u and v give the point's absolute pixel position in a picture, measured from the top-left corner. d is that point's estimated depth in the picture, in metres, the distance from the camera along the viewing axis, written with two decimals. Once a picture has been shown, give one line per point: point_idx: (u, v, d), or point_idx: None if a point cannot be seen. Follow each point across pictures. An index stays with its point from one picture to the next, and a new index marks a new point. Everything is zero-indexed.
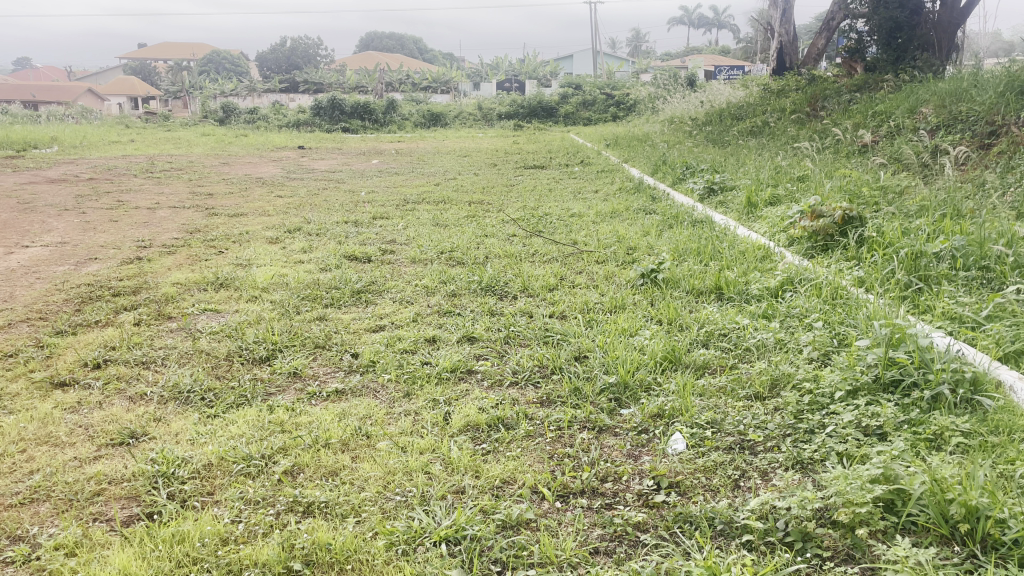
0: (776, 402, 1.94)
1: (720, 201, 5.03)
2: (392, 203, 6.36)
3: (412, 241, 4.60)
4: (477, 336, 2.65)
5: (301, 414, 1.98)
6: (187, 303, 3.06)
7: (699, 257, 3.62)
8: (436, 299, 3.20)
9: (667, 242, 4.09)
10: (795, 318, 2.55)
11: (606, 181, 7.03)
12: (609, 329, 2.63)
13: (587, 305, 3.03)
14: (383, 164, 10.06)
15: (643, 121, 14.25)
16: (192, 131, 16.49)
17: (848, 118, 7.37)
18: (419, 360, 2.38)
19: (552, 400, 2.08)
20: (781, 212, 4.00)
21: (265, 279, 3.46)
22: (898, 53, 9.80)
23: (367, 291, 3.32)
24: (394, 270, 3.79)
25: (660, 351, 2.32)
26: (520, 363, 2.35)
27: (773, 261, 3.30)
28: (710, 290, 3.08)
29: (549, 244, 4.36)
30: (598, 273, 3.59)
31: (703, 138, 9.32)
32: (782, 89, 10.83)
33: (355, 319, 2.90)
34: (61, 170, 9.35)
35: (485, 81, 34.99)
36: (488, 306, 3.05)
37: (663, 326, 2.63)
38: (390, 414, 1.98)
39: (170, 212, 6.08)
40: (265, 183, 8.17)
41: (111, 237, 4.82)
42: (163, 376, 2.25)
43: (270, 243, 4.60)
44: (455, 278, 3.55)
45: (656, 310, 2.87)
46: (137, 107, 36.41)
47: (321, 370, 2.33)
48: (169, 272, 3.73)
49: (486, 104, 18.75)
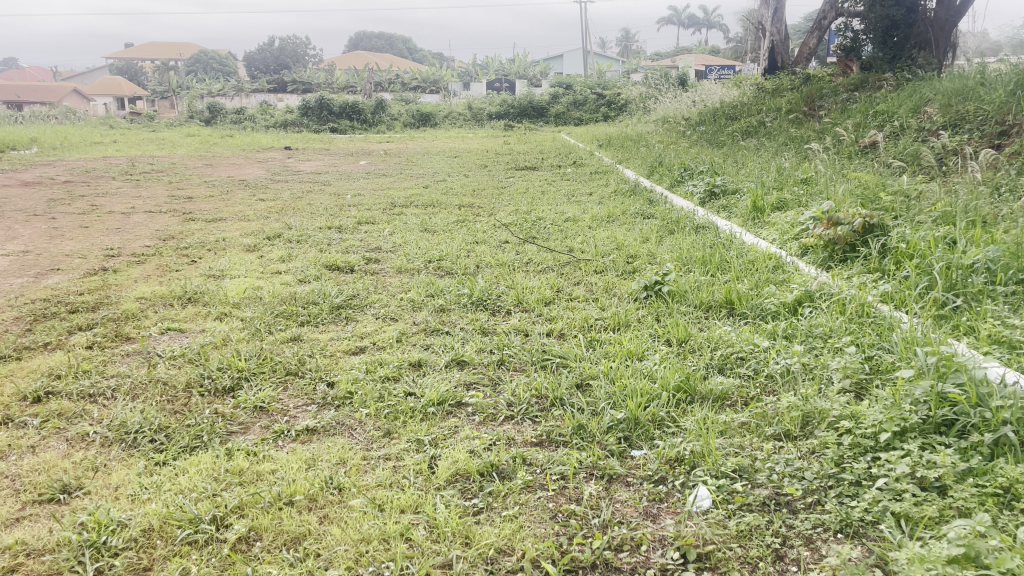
0: (810, 444, 1.69)
1: (723, 205, 4.78)
2: (378, 207, 6.09)
3: (398, 249, 4.33)
4: (468, 360, 2.39)
5: (263, 461, 1.71)
6: (148, 322, 2.78)
7: (706, 267, 3.38)
8: (421, 315, 2.93)
9: (669, 250, 3.84)
10: (820, 340, 2.30)
11: (600, 182, 6.77)
12: (614, 353, 2.38)
13: (588, 322, 2.78)
14: (371, 165, 9.79)
15: (636, 120, 14.01)
16: (177, 131, 16.18)
17: (848, 118, 7.14)
18: (401, 390, 2.11)
19: (552, 440, 1.82)
20: (791, 218, 3.75)
21: (236, 293, 3.18)
22: (895, 51, 9.60)
23: (347, 307, 3.05)
24: (377, 281, 3.53)
25: (673, 378, 2.07)
26: (516, 394, 2.09)
27: (786, 272, 3.06)
28: (721, 305, 2.84)
29: (544, 252, 4.11)
30: (597, 285, 3.34)
31: (699, 138, 9.08)
32: (777, 88, 10.62)
33: (332, 340, 2.63)
34: (37, 173, 9.02)
35: (474, 81, 34.70)
36: (479, 324, 2.79)
37: (673, 348, 2.39)
38: (367, 459, 1.72)
39: (144, 217, 5.79)
40: (247, 186, 7.87)
41: (78, 246, 4.53)
42: (110, 413, 1.98)
43: (247, 251, 4.33)
44: (442, 291, 3.29)
45: (664, 327, 2.63)
46: (123, 106, 36.02)
47: (291, 403, 2.06)
48: (135, 285, 3.45)
49: (475, 104, 18.48)
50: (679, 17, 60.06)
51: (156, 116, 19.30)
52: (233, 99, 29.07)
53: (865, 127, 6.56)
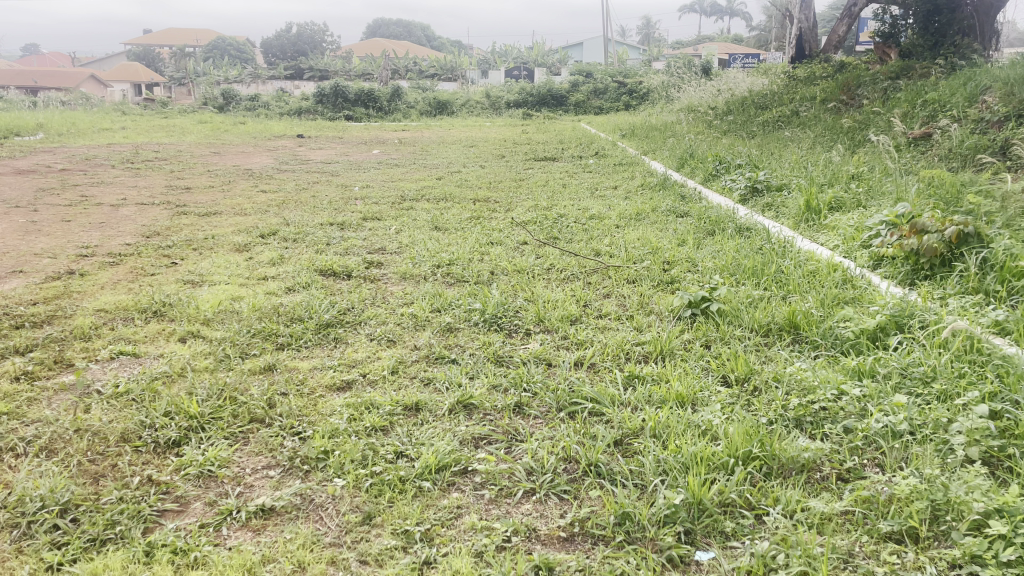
0: (949, 557, 1.23)
1: (768, 203, 4.27)
2: (386, 201, 5.63)
3: (403, 251, 3.86)
4: (477, 402, 1.92)
5: (194, 567, 1.26)
6: (96, 344, 2.33)
7: (759, 281, 2.89)
8: (424, 337, 2.47)
9: (712, 256, 3.36)
10: (923, 388, 1.82)
11: (625, 176, 6.27)
12: (659, 398, 1.91)
13: (625, 349, 2.31)
14: (383, 154, 9.36)
15: (660, 109, 13.48)
16: (188, 118, 15.81)
17: (895, 107, 6.61)
18: (391, 450, 1.65)
19: (587, 534, 1.36)
20: (855, 221, 3.26)
21: (210, 305, 2.72)
22: (937, 37, 9.00)
23: (337, 325, 2.58)
24: (377, 291, 3.07)
25: (743, 440, 1.59)
26: (538, 457, 1.62)
27: (860, 288, 2.59)
28: (783, 329, 2.39)
29: (567, 256, 3.63)
30: (631, 298, 2.88)
31: (729, 128, 8.55)
32: (810, 75, 10.06)
33: (314, 371, 2.17)
34: (34, 160, 8.64)
35: (493, 69, 34.14)
36: (493, 350, 2.33)
37: (734, 390, 1.92)
38: (336, 565, 1.27)
39: (134, 209, 5.35)
40: (251, 176, 7.43)
41: (52, 243, 4.10)
42: (11, 480, 1.53)
43: (235, 252, 3.88)
44: (450, 305, 2.82)
45: (719, 359, 2.16)
46: (139, 92, 35.80)
47: (248, 466, 1.61)
48: (99, 293, 3.01)
49: (494, 92, 18.01)
50: (700, 5, 59.18)
51: (170, 102, 18.97)
52: (249, 86, 28.79)
53: (914, 118, 6.02)
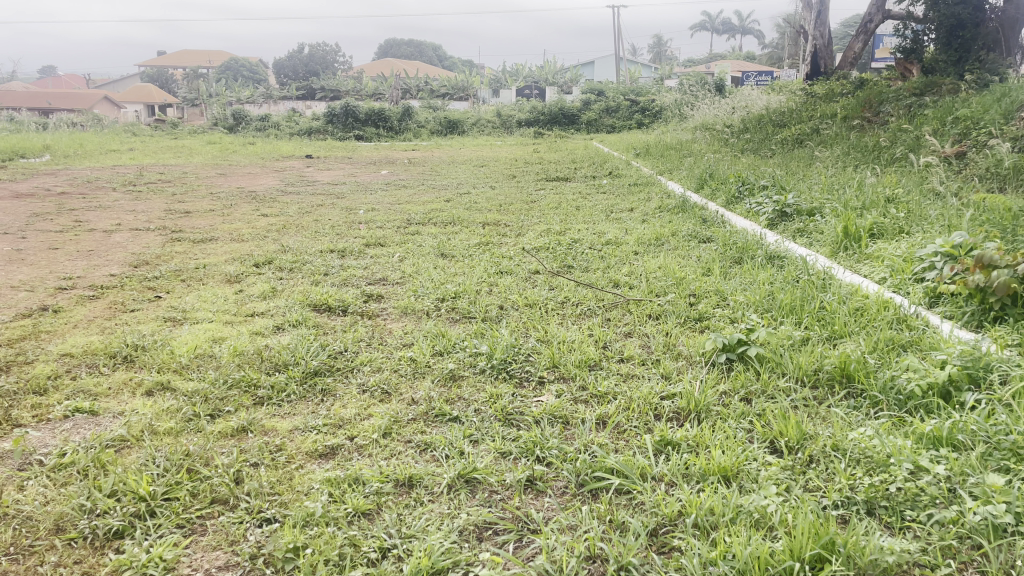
0: None
1: (798, 229, 3.97)
2: (391, 225, 5.36)
3: (406, 282, 3.59)
4: (482, 477, 1.62)
5: None
6: (51, 399, 2.05)
7: (799, 319, 2.59)
8: (424, 388, 2.17)
9: (742, 288, 3.06)
10: (1019, 462, 1.52)
11: (641, 197, 5.98)
12: (699, 472, 1.60)
13: (654, 404, 2.01)
14: (391, 175, 9.11)
15: (674, 128, 13.21)
16: (199, 138, 15.69)
17: (923, 124, 6.30)
18: (375, 547, 1.36)
19: None
20: (904, 250, 2.96)
21: (186, 350, 2.44)
22: (961, 52, 8.68)
23: (326, 373, 2.29)
24: (374, 329, 2.78)
25: (809, 538, 1.29)
26: (554, 558, 1.33)
27: (920, 331, 2.28)
28: (833, 380, 2.08)
29: (582, 288, 3.33)
30: (657, 339, 2.57)
31: (748, 147, 8.25)
32: (829, 92, 9.76)
33: (295, 432, 1.88)
34: (34, 183, 8.43)
35: (504, 88, 34.07)
36: (501, 405, 2.03)
37: (787, 462, 1.62)
38: None
39: (128, 236, 5.10)
40: (254, 198, 7.20)
41: (34, 274, 3.85)
42: None
43: (225, 284, 3.61)
44: (455, 347, 2.53)
45: (764, 421, 1.86)
46: (152, 114, 35.95)
47: (201, 568, 1.32)
48: (70, 332, 2.74)
49: (505, 111, 17.80)
50: (712, 24, 59.11)
51: (180, 122, 18.87)
52: (262, 106, 28.74)
53: (945, 136, 5.71)
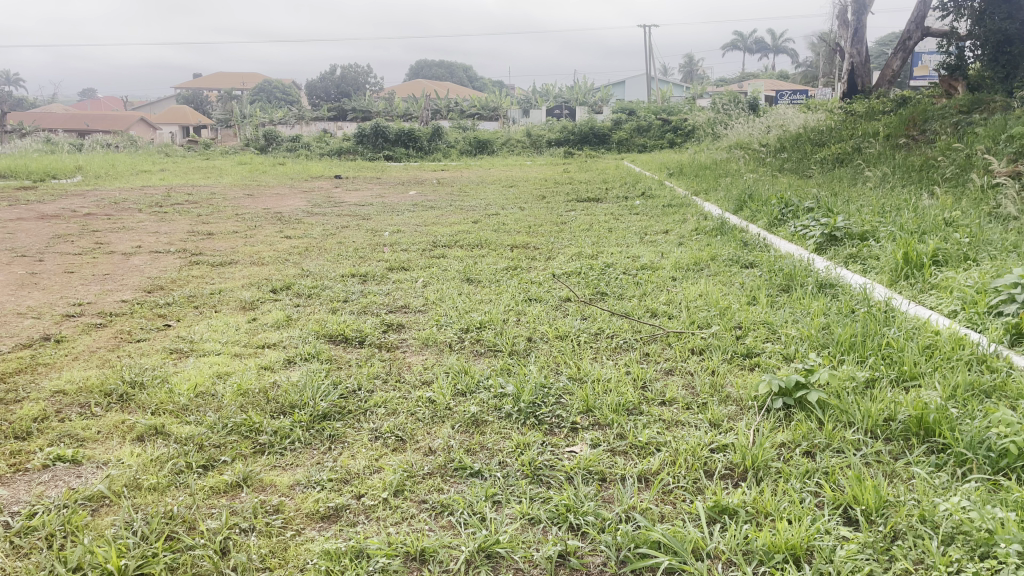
0: None
1: (850, 254, 3.69)
2: (417, 248, 5.16)
3: (429, 310, 3.38)
4: (506, 552, 1.39)
5: None
6: (32, 446, 1.85)
7: (862, 358, 2.32)
8: (443, 435, 1.94)
9: (793, 320, 2.80)
10: None
11: (677, 218, 5.74)
12: (763, 548, 1.36)
13: (702, 458, 1.76)
14: (420, 196, 8.93)
15: (708, 147, 12.93)
16: (230, 159, 15.73)
17: (975, 143, 5.97)
18: None
19: None
20: (975, 281, 2.68)
21: (187, 388, 2.24)
22: (1009, 69, 8.35)
23: (336, 416, 2.08)
24: (392, 364, 2.56)
25: None
26: None
27: (1004, 375, 2.01)
28: (910, 432, 1.82)
29: (618, 318, 3.09)
30: (702, 378, 2.32)
31: (786, 167, 7.96)
32: (869, 110, 9.45)
33: (296, 487, 1.67)
34: (62, 203, 8.39)
35: (535, 108, 33.94)
36: (529, 457, 1.79)
37: (866, 538, 1.37)
38: None
39: (147, 258, 4.97)
40: (279, 219, 7.06)
41: (44, 299, 3.71)
42: None
43: (240, 311, 3.43)
44: (479, 386, 2.30)
45: (834, 482, 1.61)
46: (187, 135, 36.41)
47: None
48: (68, 365, 2.57)
49: (535, 131, 17.63)
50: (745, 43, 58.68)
51: (211, 142, 18.97)
52: (294, 126, 28.89)
53: (999, 155, 5.41)
